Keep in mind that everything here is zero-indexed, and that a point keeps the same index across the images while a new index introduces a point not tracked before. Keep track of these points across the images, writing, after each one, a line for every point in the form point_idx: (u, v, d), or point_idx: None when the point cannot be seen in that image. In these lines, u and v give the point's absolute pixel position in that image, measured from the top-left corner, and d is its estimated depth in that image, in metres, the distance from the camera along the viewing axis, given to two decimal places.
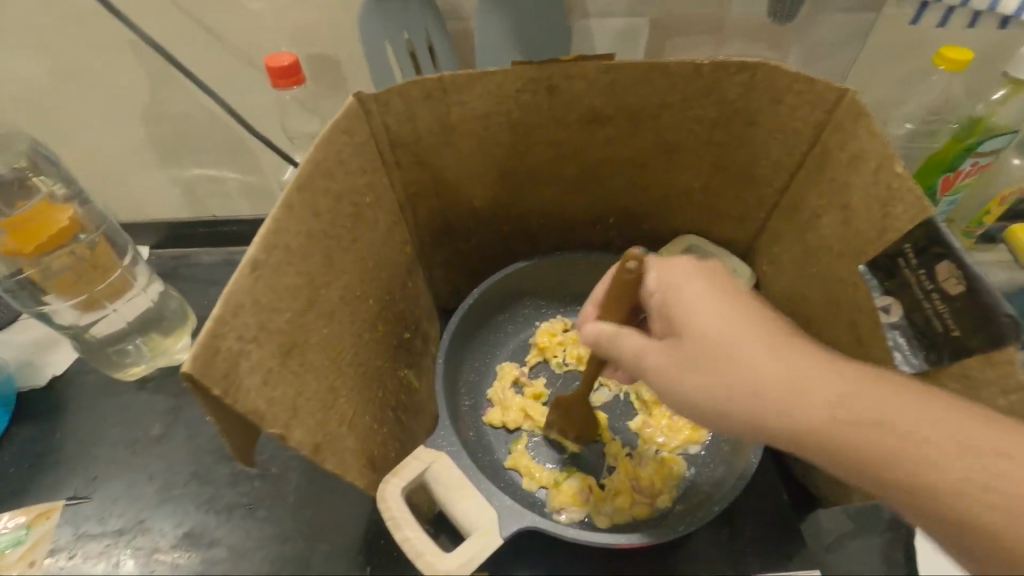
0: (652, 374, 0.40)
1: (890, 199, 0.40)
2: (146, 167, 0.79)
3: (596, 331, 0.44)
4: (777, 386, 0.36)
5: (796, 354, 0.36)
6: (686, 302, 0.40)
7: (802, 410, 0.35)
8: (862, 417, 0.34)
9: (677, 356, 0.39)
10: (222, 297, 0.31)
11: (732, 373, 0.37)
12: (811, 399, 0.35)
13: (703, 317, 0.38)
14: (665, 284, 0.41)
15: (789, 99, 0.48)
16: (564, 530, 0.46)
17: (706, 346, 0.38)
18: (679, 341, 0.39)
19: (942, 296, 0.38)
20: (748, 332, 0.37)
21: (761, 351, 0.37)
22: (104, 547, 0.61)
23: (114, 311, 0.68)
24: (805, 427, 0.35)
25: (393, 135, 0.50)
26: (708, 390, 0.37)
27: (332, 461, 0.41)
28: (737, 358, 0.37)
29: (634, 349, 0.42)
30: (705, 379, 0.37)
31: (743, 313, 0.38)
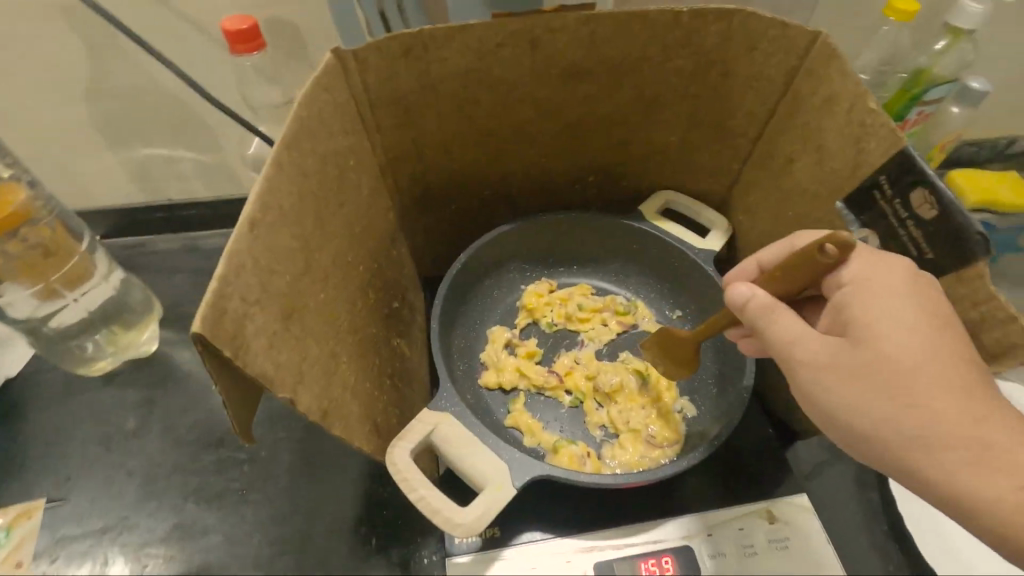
0: (805, 368, 0.38)
1: (863, 135, 0.43)
2: (90, 149, 0.73)
3: (750, 294, 0.40)
4: (961, 436, 0.34)
5: (993, 410, 0.34)
6: (887, 312, 0.36)
7: (989, 472, 0.33)
8: (1001, 478, 0.33)
9: (850, 369, 0.36)
10: (223, 256, 0.30)
11: (908, 407, 0.34)
12: (1000, 459, 0.33)
13: (906, 335, 0.35)
14: (862, 286, 0.38)
15: (764, 46, 0.49)
16: (571, 476, 0.47)
17: (894, 371, 0.35)
18: (858, 347, 0.36)
19: (916, 221, 0.40)
20: (954, 380, 0.34)
21: (937, 394, 0.34)
22: (88, 547, 0.57)
23: (76, 301, 0.64)
24: (972, 487, 0.33)
25: (371, 96, 0.49)
26: (873, 416, 0.35)
27: (340, 427, 0.40)
28: (929, 398, 0.34)
29: (791, 333, 0.39)
30: (866, 398, 0.36)
31: (952, 350, 0.35)
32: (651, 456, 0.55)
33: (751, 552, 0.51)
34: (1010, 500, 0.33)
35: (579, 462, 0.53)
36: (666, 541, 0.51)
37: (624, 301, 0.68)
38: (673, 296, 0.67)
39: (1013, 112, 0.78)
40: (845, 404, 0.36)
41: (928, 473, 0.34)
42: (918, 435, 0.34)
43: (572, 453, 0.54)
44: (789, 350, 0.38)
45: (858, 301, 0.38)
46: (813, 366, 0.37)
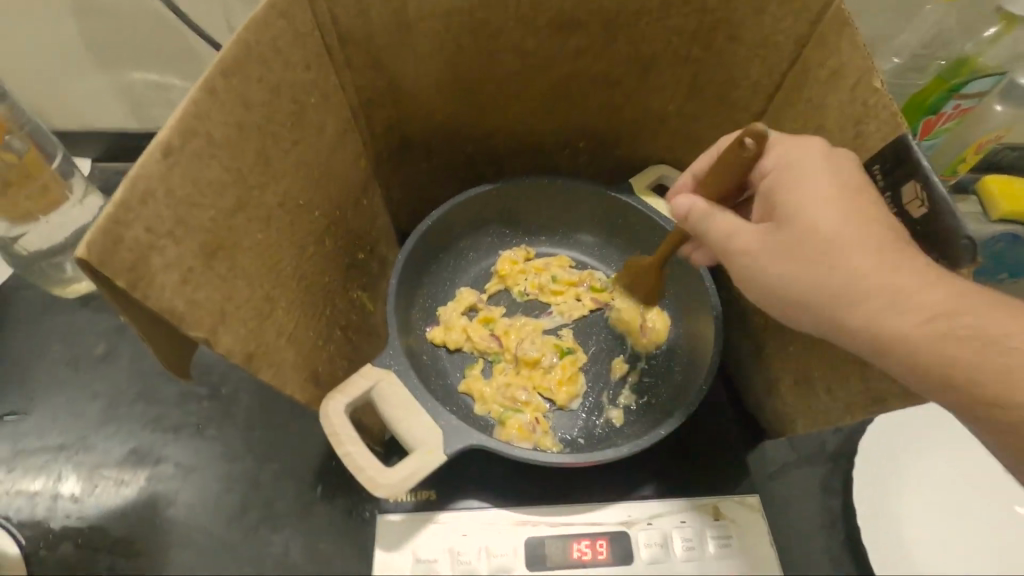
0: (738, 254, 0.39)
1: (864, 117, 0.38)
2: (78, 67, 0.71)
3: (689, 204, 0.42)
4: (874, 284, 0.33)
5: (908, 257, 0.33)
6: (795, 184, 0.37)
7: (901, 313, 0.33)
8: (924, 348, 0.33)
9: (770, 240, 0.37)
10: (126, 181, 0.28)
11: (824, 265, 0.35)
12: (912, 299, 0.33)
13: (811, 203, 0.36)
14: (785, 163, 0.38)
15: (773, 8, 0.44)
16: (506, 449, 0.46)
17: (809, 236, 0.35)
18: (781, 227, 0.37)
19: (904, 219, 0.37)
20: (868, 237, 0.34)
21: (855, 254, 0.34)
22: (44, 462, 0.59)
23: (48, 222, 0.64)
24: (895, 329, 0.33)
25: (342, 30, 0.45)
26: (788, 279, 0.36)
27: (269, 373, 0.39)
28: (837, 249, 0.34)
29: (723, 228, 0.40)
30: (787, 266, 0.36)
31: (851, 216, 0.35)
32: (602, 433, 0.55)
33: (690, 547, 0.49)
34: (933, 343, 0.33)
35: (527, 432, 0.53)
36: (604, 525, 0.50)
37: (603, 277, 0.65)
38: None
39: None
40: (770, 276, 0.37)
41: (853, 320, 0.34)
42: (848, 284, 0.34)
43: (520, 423, 0.53)
44: (725, 245, 0.39)
45: (778, 183, 0.38)
46: (747, 251, 0.38)
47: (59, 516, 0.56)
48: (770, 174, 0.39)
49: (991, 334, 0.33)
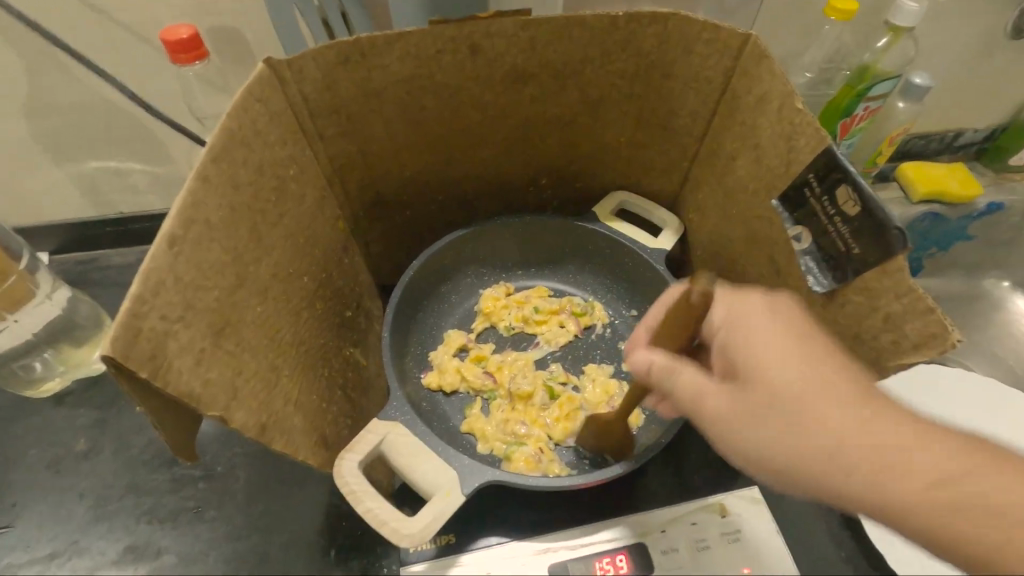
0: (714, 418, 0.40)
1: (794, 134, 0.44)
2: (31, 164, 0.70)
3: (648, 361, 0.42)
4: (857, 453, 0.36)
5: (870, 413, 0.37)
6: (756, 346, 0.39)
7: (893, 477, 0.36)
8: (927, 481, 0.36)
9: (746, 402, 0.38)
10: (139, 275, 0.30)
11: (809, 436, 0.36)
12: (898, 470, 0.36)
13: (774, 365, 0.38)
14: (732, 320, 0.41)
15: (699, 47, 0.50)
16: (522, 479, 0.47)
17: (781, 408, 0.37)
18: (747, 387, 0.39)
19: (843, 218, 0.42)
20: (838, 393, 0.37)
21: (831, 416, 0.36)
22: (35, 574, 0.56)
23: (15, 323, 0.63)
24: (884, 490, 0.36)
25: (312, 105, 0.48)
26: (783, 454, 0.37)
27: (281, 441, 0.40)
28: (818, 419, 0.36)
29: (693, 388, 0.41)
30: (772, 435, 0.37)
31: (811, 371, 0.38)
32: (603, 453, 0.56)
33: (704, 546, 0.51)
34: (919, 497, 0.36)
35: (533, 463, 0.54)
36: (620, 539, 0.52)
37: (581, 301, 0.68)
38: (631, 296, 0.67)
39: (954, 106, 0.80)
40: (760, 445, 0.38)
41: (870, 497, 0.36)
42: (839, 456, 0.36)
43: (526, 455, 0.55)
44: (699, 403, 0.40)
45: (732, 345, 0.41)
46: (722, 413, 0.39)
47: None
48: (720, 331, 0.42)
49: (943, 472, 0.37)
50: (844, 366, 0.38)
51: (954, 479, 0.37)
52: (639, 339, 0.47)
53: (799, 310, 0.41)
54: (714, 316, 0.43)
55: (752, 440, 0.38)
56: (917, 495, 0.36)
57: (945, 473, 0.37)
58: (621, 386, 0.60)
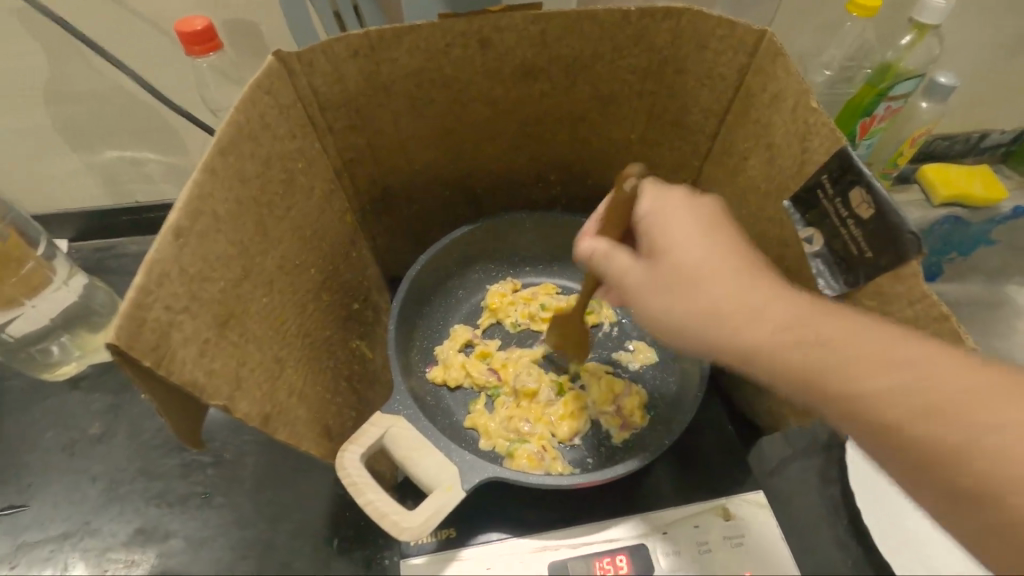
0: (631, 293, 0.41)
1: (808, 133, 0.43)
2: (51, 152, 0.72)
3: (591, 247, 0.44)
4: (730, 306, 0.36)
5: (757, 282, 0.36)
6: (670, 224, 0.40)
7: (767, 335, 0.35)
8: (824, 348, 0.34)
9: (653, 275, 0.40)
10: (144, 265, 0.30)
11: (694, 297, 0.37)
12: (773, 322, 0.35)
13: (677, 239, 0.39)
14: (655, 206, 0.42)
15: (713, 43, 0.49)
16: (524, 477, 0.47)
17: (676, 271, 0.38)
18: (658, 262, 0.40)
19: (856, 221, 0.40)
20: (723, 261, 0.37)
21: (712, 282, 0.37)
22: (49, 553, 0.57)
23: (32, 308, 0.64)
24: (754, 346, 0.35)
25: (321, 98, 0.48)
26: (672, 311, 0.38)
27: (285, 432, 0.40)
28: (700, 283, 0.37)
29: (619, 267, 0.42)
30: (668, 300, 0.38)
31: (709, 246, 0.38)
32: (605, 453, 0.56)
33: (706, 550, 0.51)
34: (804, 359, 0.34)
35: (536, 460, 0.54)
36: (621, 540, 0.51)
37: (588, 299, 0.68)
38: None
39: (980, 107, 0.77)
40: (659, 314, 0.39)
41: (750, 358, 0.35)
42: (717, 318, 0.36)
43: (529, 453, 0.54)
44: (623, 282, 0.41)
45: (650, 227, 0.42)
46: (633, 286, 0.41)
47: None
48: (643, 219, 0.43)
49: (839, 339, 0.34)
50: (749, 252, 0.39)
51: (846, 342, 0.33)
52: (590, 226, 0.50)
53: (720, 212, 0.41)
54: (638, 206, 0.43)
55: (653, 308, 0.39)
56: (790, 351, 0.34)
57: (850, 350, 0.33)
58: (628, 385, 0.59)
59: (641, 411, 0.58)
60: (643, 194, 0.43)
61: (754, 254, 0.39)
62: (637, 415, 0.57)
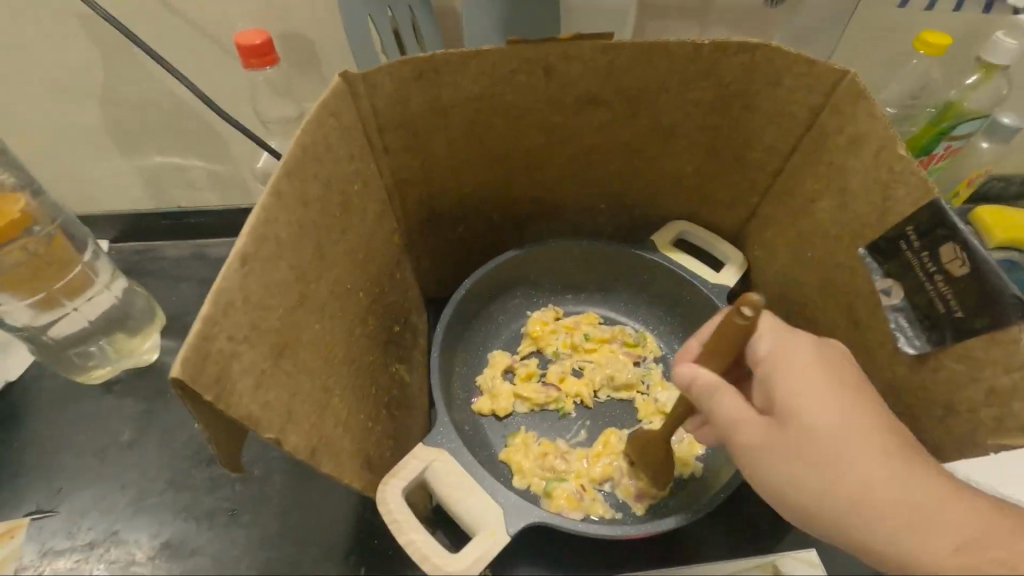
0: (742, 449, 0.36)
1: (893, 181, 0.41)
2: (101, 155, 0.72)
3: (691, 375, 0.38)
4: (892, 507, 0.32)
5: (908, 457, 0.33)
6: (795, 380, 0.36)
7: (926, 538, 0.31)
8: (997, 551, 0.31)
9: (772, 439, 0.35)
10: (210, 293, 0.29)
11: (838, 479, 0.33)
12: (943, 525, 0.31)
13: (813, 405, 0.34)
14: (778, 354, 0.37)
15: (788, 81, 0.47)
16: (572, 524, 0.45)
17: (807, 449, 0.34)
18: (784, 423, 0.35)
19: (945, 277, 0.38)
20: (869, 441, 0.33)
21: (865, 464, 0.33)
22: (74, 562, 0.56)
23: (76, 310, 0.64)
24: (910, 548, 0.31)
25: (381, 119, 0.48)
26: (803, 485, 0.34)
27: (329, 465, 0.39)
28: (844, 460, 0.33)
29: (731, 413, 0.36)
30: (800, 473, 0.34)
31: (852, 414, 0.34)
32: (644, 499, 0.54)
33: None
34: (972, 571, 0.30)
35: (575, 501, 0.52)
36: None
37: (632, 331, 0.66)
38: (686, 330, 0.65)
39: None
40: (784, 483, 0.34)
41: (909, 559, 0.31)
42: (861, 505, 0.32)
43: (569, 492, 0.53)
44: (732, 433, 0.36)
45: (771, 375, 0.37)
46: (749, 447, 0.36)
47: None
48: (762, 362, 0.38)
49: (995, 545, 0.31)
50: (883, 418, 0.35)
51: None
52: (690, 349, 0.42)
53: (847, 356, 0.38)
54: (753, 345, 0.38)
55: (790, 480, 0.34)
56: (962, 558, 0.31)
57: (1006, 555, 0.31)
58: (682, 429, 0.58)
59: (694, 460, 0.56)
60: (759, 330, 0.38)
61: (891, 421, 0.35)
62: (687, 467, 0.56)
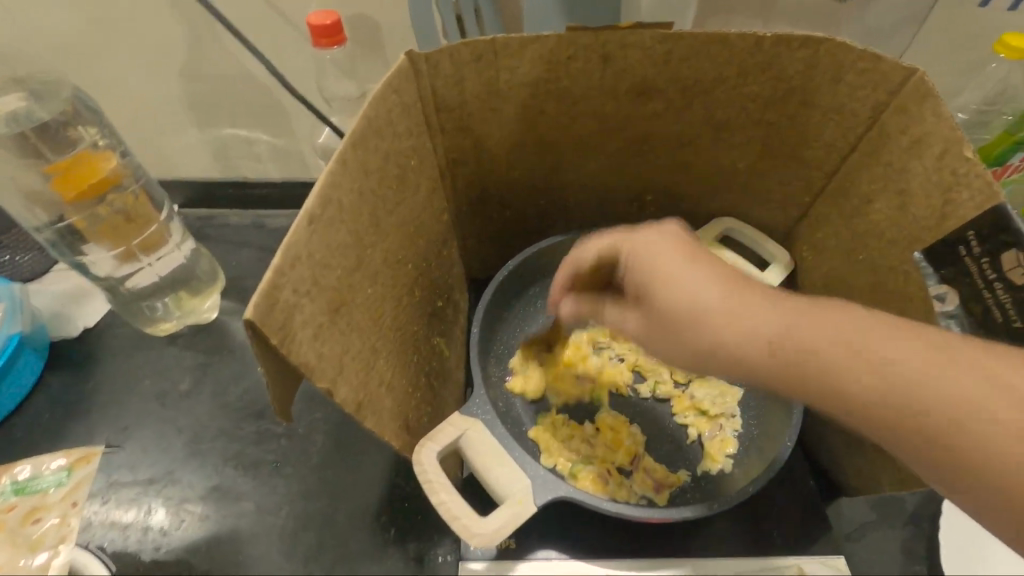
0: (632, 337, 0.41)
1: (955, 185, 0.40)
2: (177, 124, 0.78)
3: (571, 306, 0.47)
4: (714, 317, 0.34)
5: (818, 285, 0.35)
6: (637, 259, 0.39)
7: (746, 339, 0.33)
8: (841, 354, 0.31)
9: (644, 319, 0.39)
10: (281, 247, 0.32)
11: (681, 329, 0.35)
12: (755, 326, 0.33)
13: (644, 266, 0.38)
14: (619, 238, 0.42)
15: (851, 78, 0.46)
16: (597, 502, 0.46)
17: (650, 305, 0.38)
18: (640, 304, 0.39)
19: (1006, 286, 0.37)
20: (682, 268, 0.36)
21: (697, 291, 0.35)
22: (135, 495, 0.61)
23: (150, 265, 0.70)
24: (744, 359, 0.33)
25: (439, 99, 0.49)
26: (669, 353, 0.37)
27: (372, 421, 0.41)
28: (693, 317, 0.35)
29: (610, 321, 0.43)
30: (665, 314, 0.36)
31: (687, 266, 0.36)
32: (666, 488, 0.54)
33: None
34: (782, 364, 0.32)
35: (600, 484, 0.53)
36: None
37: None
38: None
39: None
40: (668, 354, 0.38)
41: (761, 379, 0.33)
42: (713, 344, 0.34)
43: (593, 476, 0.53)
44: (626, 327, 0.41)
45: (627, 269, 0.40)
46: (636, 332, 0.40)
47: (149, 548, 0.58)
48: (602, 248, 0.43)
49: (811, 341, 0.32)
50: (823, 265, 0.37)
51: (872, 345, 0.31)
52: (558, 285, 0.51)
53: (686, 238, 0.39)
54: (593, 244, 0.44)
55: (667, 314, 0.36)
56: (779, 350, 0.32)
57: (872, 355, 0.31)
58: (715, 427, 0.58)
59: (723, 457, 0.56)
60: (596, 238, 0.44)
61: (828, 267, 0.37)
62: (715, 464, 0.56)
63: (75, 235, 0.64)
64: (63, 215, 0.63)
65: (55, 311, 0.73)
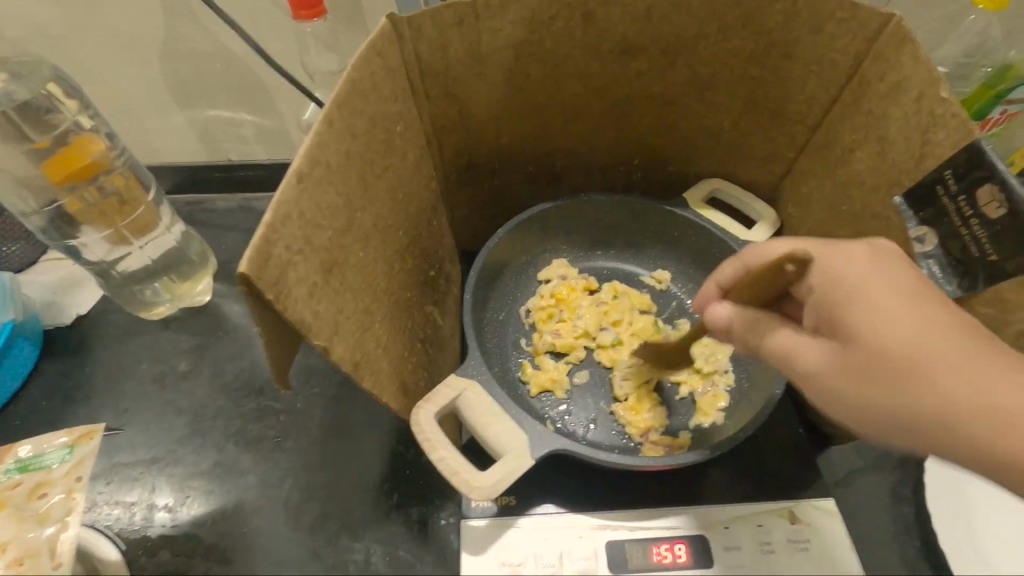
0: (807, 379, 0.38)
1: (933, 125, 0.41)
2: (159, 107, 0.77)
3: (728, 315, 0.42)
4: (974, 411, 0.35)
5: (861, 304, 0.36)
6: (862, 302, 0.36)
7: (960, 427, 0.35)
8: (975, 414, 0.35)
9: (841, 364, 0.37)
10: (272, 204, 0.32)
11: (962, 407, 0.35)
12: (969, 414, 0.35)
13: (874, 328, 0.36)
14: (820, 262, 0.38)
15: (830, 28, 0.47)
16: (592, 453, 0.47)
17: (866, 364, 0.36)
18: (842, 346, 0.37)
19: (982, 221, 0.40)
20: (892, 342, 0.35)
21: (893, 390, 0.35)
22: (138, 475, 0.62)
23: (141, 248, 0.70)
24: (967, 433, 0.35)
25: (422, 63, 0.49)
26: (878, 406, 0.36)
27: (370, 381, 0.42)
28: (937, 379, 0.35)
29: (787, 348, 0.39)
30: (881, 395, 0.36)
31: (923, 330, 0.35)
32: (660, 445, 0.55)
33: (769, 550, 0.50)
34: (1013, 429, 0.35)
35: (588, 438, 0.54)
36: (681, 529, 0.51)
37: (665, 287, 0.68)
38: None
39: None
40: (857, 407, 0.37)
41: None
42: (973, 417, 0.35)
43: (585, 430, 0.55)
44: (798, 365, 0.39)
45: (830, 299, 0.38)
46: (820, 371, 0.38)
47: (156, 525, 0.59)
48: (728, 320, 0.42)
49: (996, 403, 0.35)
50: (892, 271, 0.37)
51: (990, 392, 0.35)
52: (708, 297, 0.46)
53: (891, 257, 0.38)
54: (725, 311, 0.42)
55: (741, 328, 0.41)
56: (989, 421, 0.35)
57: (1000, 400, 0.35)
58: (708, 383, 0.59)
59: (716, 411, 0.57)
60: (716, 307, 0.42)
61: (869, 262, 0.38)
62: (706, 419, 0.57)
63: (65, 218, 0.64)
64: (54, 198, 0.63)
65: (46, 299, 0.73)
